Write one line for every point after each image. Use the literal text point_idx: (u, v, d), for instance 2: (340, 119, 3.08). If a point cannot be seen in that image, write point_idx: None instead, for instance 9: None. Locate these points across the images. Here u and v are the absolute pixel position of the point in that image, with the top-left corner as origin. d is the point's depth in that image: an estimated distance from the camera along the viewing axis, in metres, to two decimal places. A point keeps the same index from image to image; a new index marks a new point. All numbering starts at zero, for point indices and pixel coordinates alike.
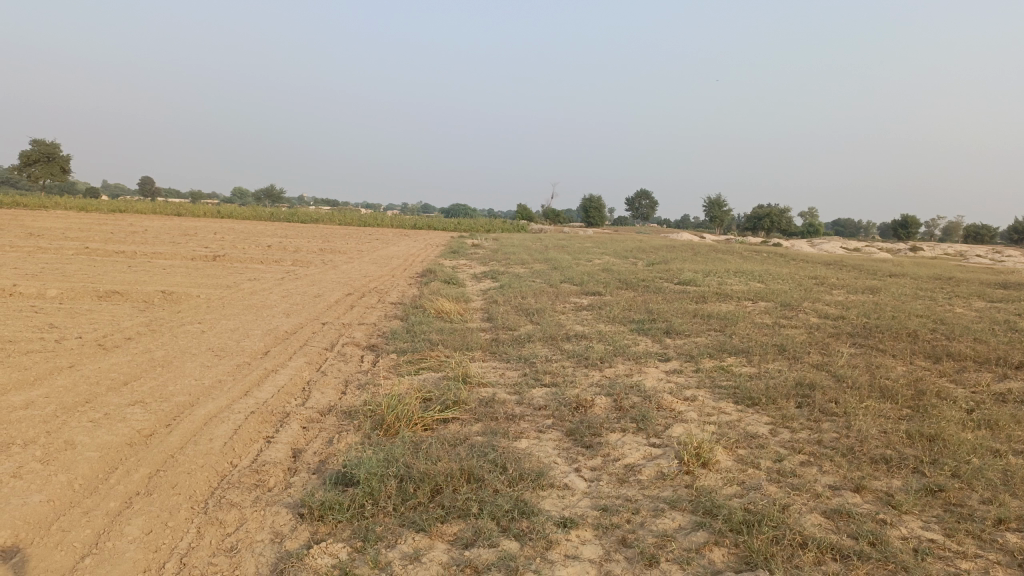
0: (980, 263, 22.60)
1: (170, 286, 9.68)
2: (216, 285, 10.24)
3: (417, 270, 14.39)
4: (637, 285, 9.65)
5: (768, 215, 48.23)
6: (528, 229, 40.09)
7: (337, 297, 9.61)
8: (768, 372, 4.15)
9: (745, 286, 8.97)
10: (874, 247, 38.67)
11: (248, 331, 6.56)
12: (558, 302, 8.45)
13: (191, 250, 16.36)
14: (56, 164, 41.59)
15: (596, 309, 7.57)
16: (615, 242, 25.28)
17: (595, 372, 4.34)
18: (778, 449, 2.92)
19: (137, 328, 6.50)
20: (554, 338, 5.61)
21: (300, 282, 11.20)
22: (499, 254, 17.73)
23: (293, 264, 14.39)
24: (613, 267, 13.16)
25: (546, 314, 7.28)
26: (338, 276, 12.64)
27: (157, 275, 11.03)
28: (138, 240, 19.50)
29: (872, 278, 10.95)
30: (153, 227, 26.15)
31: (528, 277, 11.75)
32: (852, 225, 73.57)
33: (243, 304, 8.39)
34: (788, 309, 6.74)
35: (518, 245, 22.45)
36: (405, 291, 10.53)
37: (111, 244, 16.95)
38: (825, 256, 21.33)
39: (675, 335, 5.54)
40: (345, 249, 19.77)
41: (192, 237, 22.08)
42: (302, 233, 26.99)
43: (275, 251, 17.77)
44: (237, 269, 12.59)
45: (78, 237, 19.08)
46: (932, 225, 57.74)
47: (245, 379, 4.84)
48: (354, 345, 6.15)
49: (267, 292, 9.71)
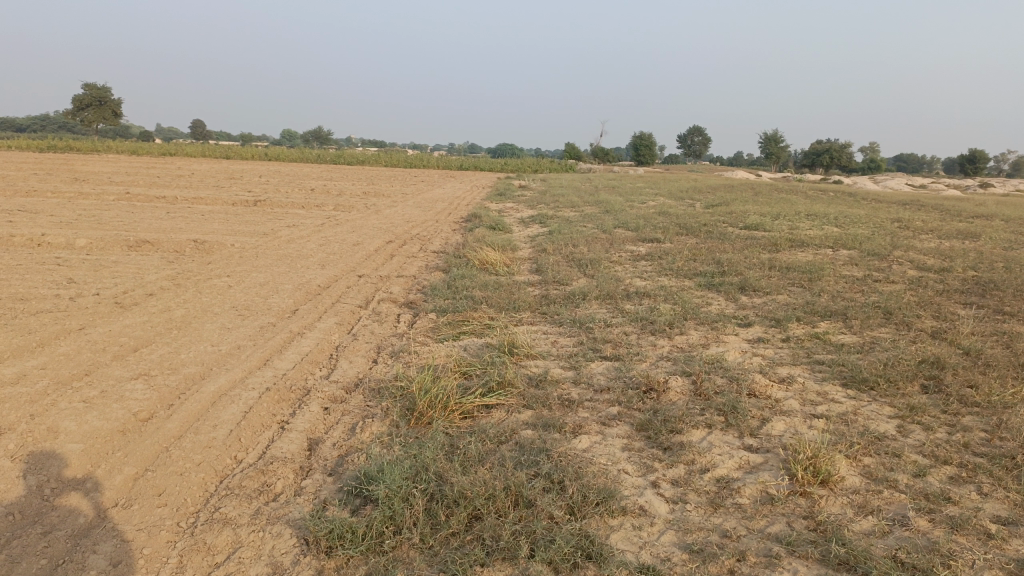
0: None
1: (205, 234, 9.26)
2: (253, 232, 9.80)
3: (463, 214, 13.76)
4: (699, 231, 8.87)
5: (828, 149, 46.03)
6: (578, 169, 38.98)
7: (377, 246, 9.06)
8: (879, 344, 3.45)
9: (820, 230, 8.12)
10: (943, 183, 36.58)
11: (278, 285, 6.05)
12: (613, 251, 7.75)
13: (234, 195, 16.01)
14: (107, 109, 41.66)
15: (657, 259, 6.86)
16: (667, 182, 24.21)
17: (665, 342, 3.70)
18: (917, 459, 2.27)
19: (161, 283, 6.04)
20: (613, 295, 4.96)
21: (340, 229, 10.67)
22: (547, 196, 16.97)
23: (335, 209, 13.87)
24: (670, 210, 12.34)
25: (601, 265, 6.60)
26: (381, 222, 12.12)
27: (195, 222, 10.62)
28: (183, 184, 19.27)
29: (960, 220, 9.95)
30: (199, 171, 25.86)
31: (579, 222, 11.02)
32: (917, 162, 70.22)
33: (278, 254, 7.90)
34: (878, 259, 5.94)
35: (567, 185, 21.68)
36: (449, 238, 9.95)
37: (154, 190, 16.69)
38: (895, 194, 19.98)
39: (753, 293, 4.82)
40: (388, 192, 19.19)
41: (238, 180, 21.84)
42: (348, 176, 26.45)
43: (319, 194, 17.32)
44: (277, 215, 12.11)
45: (124, 182, 18.86)
46: (1004, 159, 54.60)
47: (267, 344, 4.32)
48: (391, 302, 5.59)
49: (305, 240, 9.21)
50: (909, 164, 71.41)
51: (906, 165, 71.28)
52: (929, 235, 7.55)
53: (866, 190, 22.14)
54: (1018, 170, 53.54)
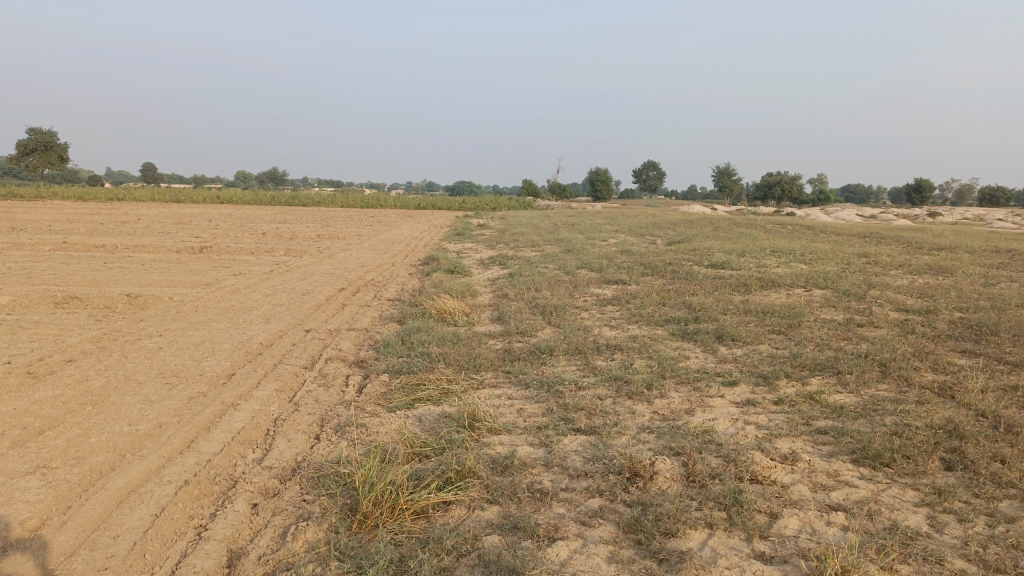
0: (1008, 228, 21.46)
1: (142, 286, 8.65)
2: (196, 282, 9.21)
3: (420, 256, 13.33)
4: (664, 271, 8.57)
5: (779, 182, 46.91)
6: (536, 205, 38.95)
7: (328, 294, 8.56)
8: (884, 407, 3.08)
9: (789, 268, 7.88)
10: (892, 213, 37.39)
11: (215, 345, 5.52)
12: (578, 294, 7.37)
13: (180, 241, 15.37)
14: (53, 154, 40.49)
15: (624, 303, 6.50)
16: (626, 217, 24.17)
17: (645, 407, 3.30)
18: (962, 565, 1.88)
19: (84, 346, 5.47)
20: (582, 349, 4.56)
21: (289, 276, 10.14)
22: (506, 235, 16.66)
23: (287, 254, 13.32)
24: (632, 247, 12.10)
25: (566, 312, 6.22)
26: (334, 266, 11.63)
27: (133, 272, 9.99)
28: (128, 231, 18.53)
29: (923, 253, 9.85)
30: (146, 216, 25.05)
31: (541, 262, 10.68)
32: (864, 192, 72.21)
33: (220, 307, 7.35)
34: (856, 301, 5.66)
35: (526, 222, 21.46)
36: (405, 283, 9.49)
37: (96, 238, 15.95)
38: (850, 226, 20.19)
39: (733, 344, 4.46)
40: (343, 234, 18.68)
41: (187, 225, 21.18)
42: (303, 218, 25.84)
43: (271, 238, 16.76)
44: (224, 263, 11.52)
45: (64, 230, 17.99)
46: (946, 188, 56.35)
47: (193, 420, 3.81)
48: (339, 361, 5.10)
49: (251, 290, 8.66)
50: (857, 195, 73.31)
51: (853, 195, 73.14)
52: (900, 272, 7.35)
53: (821, 222, 22.36)
54: (960, 199, 55.23)
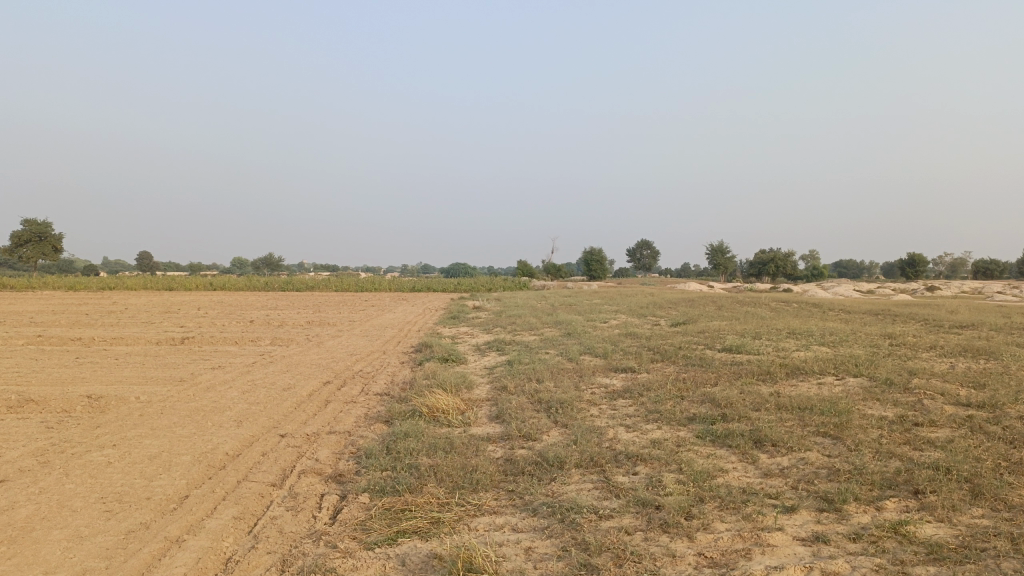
0: (1009, 300, 21.17)
1: (109, 385, 7.95)
2: (170, 379, 8.51)
3: (413, 342, 12.70)
4: (676, 356, 7.95)
5: (774, 258, 46.84)
6: (530, 286, 38.61)
7: (311, 389, 7.86)
8: (997, 546, 2.42)
9: (812, 352, 7.28)
10: (887, 288, 37.22)
11: (173, 458, 4.81)
12: (584, 385, 6.72)
13: (164, 332, 14.71)
14: (47, 244, 40.18)
15: (638, 397, 5.84)
16: (624, 296, 23.69)
17: (688, 547, 2.61)
18: None
19: (22, 462, 4.74)
20: (597, 459, 3.89)
21: (272, 368, 9.46)
22: (501, 318, 16.14)
23: (274, 343, 12.66)
24: (636, 329, 11.52)
25: (574, 408, 5.55)
26: (322, 356, 10.98)
27: (104, 369, 9.28)
28: (112, 321, 17.86)
29: (947, 332, 9.29)
30: (135, 306, 24.48)
31: (541, 348, 10.05)
32: (857, 267, 72.39)
33: (189, 409, 6.65)
34: (900, 393, 5.04)
35: (523, 304, 20.91)
36: (396, 374, 8.83)
37: (75, 330, 15.26)
38: (854, 302, 19.76)
39: (775, 454, 3.79)
40: (335, 320, 18.06)
41: (174, 314, 20.58)
42: (294, 304, 25.31)
43: (260, 327, 16.14)
44: (204, 355, 10.84)
45: (45, 322, 17.35)
46: (940, 262, 56.48)
47: (126, 566, 3.09)
48: (314, 476, 4.39)
49: (227, 386, 7.96)
50: (850, 270, 73.69)
51: (846, 271, 73.36)
52: (934, 356, 6.76)
53: (820, 299, 22.03)
54: (952, 272, 55.37)
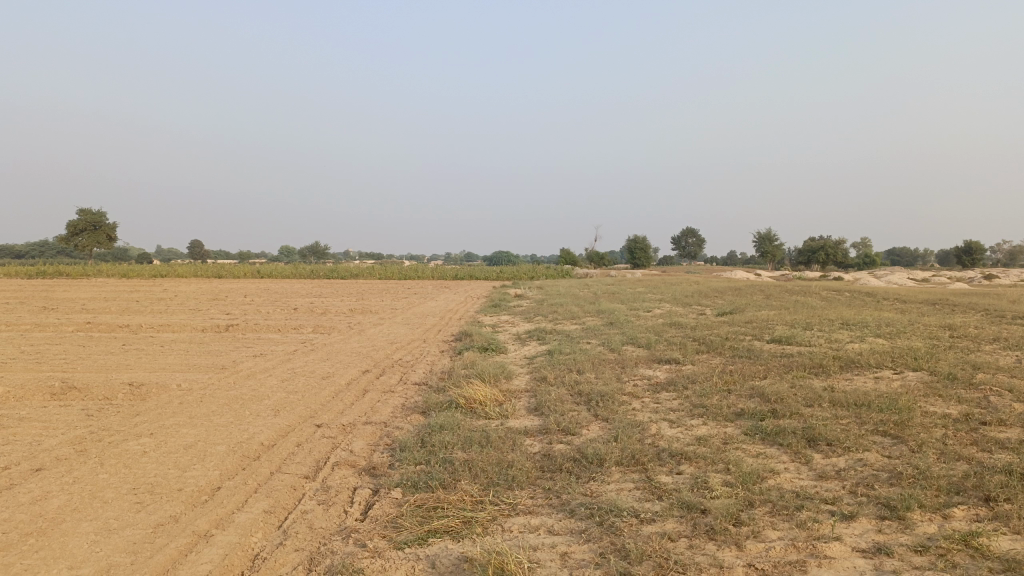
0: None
1: (152, 372, 8.01)
2: (211, 367, 8.55)
3: (453, 331, 12.63)
4: (722, 347, 7.70)
5: (823, 246, 45.76)
6: (573, 274, 38.29)
7: (350, 378, 7.81)
8: None
9: (866, 344, 6.97)
10: (943, 276, 36.05)
11: (207, 449, 4.76)
12: (627, 377, 6.53)
13: (209, 319, 14.89)
14: (102, 233, 41.23)
15: (682, 390, 5.62)
16: (668, 284, 23.31)
17: (737, 558, 2.42)
18: None
19: (60, 451, 4.74)
20: (639, 457, 3.70)
21: (312, 357, 9.45)
22: (543, 307, 15.96)
23: (316, 331, 12.71)
24: (681, 319, 11.25)
25: (615, 401, 5.37)
26: (363, 344, 10.97)
27: (149, 356, 9.38)
28: (161, 309, 18.18)
29: (1010, 323, 8.85)
30: (185, 293, 24.94)
31: (582, 337, 9.87)
32: (910, 254, 70.40)
33: (227, 397, 6.64)
34: (964, 389, 4.74)
35: (566, 293, 20.71)
36: (435, 363, 8.74)
37: (124, 317, 15.56)
38: (908, 291, 19.13)
39: (830, 454, 3.56)
40: (377, 308, 18.12)
41: (221, 302, 20.87)
42: (338, 292, 25.49)
43: (303, 314, 16.25)
44: (246, 343, 10.91)
45: (96, 309, 17.74)
46: (998, 249, 54.51)
47: (151, 562, 3.02)
48: (348, 469, 4.29)
49: (267, 375, 7.96)
50: (902, 258, 71.63)
51: (898, 259, 71.43)
52: (999, 349, 6.40)
53: (871, 287, 21.35)
54: (1012, 260, 53.36)
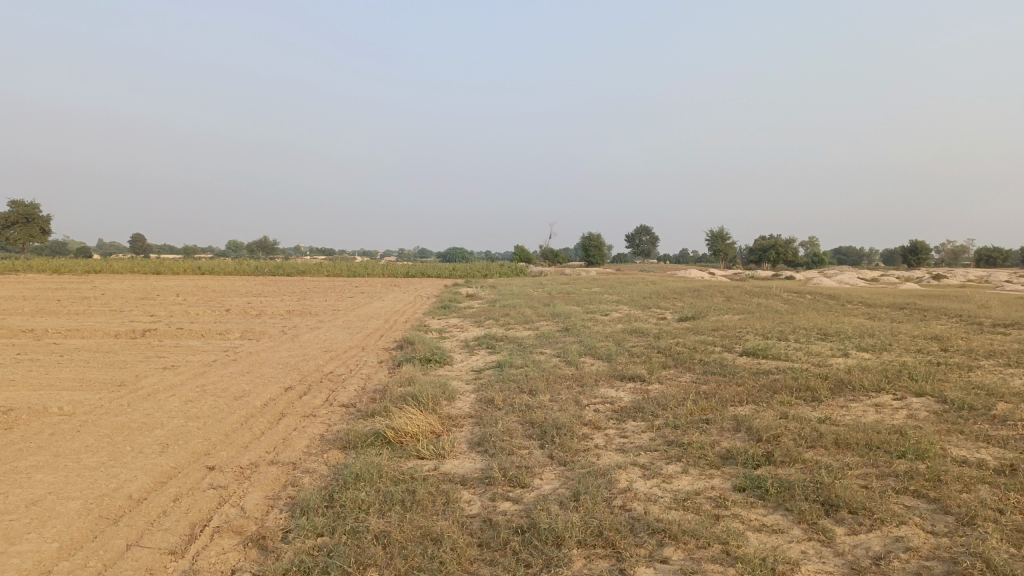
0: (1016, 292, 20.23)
1: (33, 391, 6.82)
2: (110, 383, 7.40)
3: (396, 337, 11.60)
4: (692, 361, 6.87)
5: (774, 245, 45.88)
6: (527, 272, 37.34)
7: (267, 398, 6.74)
8: None
9: (853, 360, 6.21)
10: (890, 277, 36.24)
11: (55, 506, 3.70)
12: (585, 400, 5.64)
13: (129, 323, 13.54)
14: (33, 226, 38.81)
15: (652, 420, 4.74)
16: (624, 285, 22.52)
17: None
18: None
19: None
20: (610, 533, 2.79)
21: (231, 369, 8.35)
22: (494, 309, 15.05)
23: (244, 337, 11.56)
24: (642, 325, 10.44)
25: (574, 435, 4.47)
26: (293, 353, 9.89)
27: (40, 369, 8.16)
28: (81, 309, 16.67)
29: (994, 332, 8.24)
30: (115, 291, 23.25)
31: (536, 346, 8.97)
32: (855, 254, 71.82)
33: (113, 425, 5.55)
34: (989, 426, 3.97)
35: (518, 293, 19.74)
36: (370, 377, 7.74)
37: (33, 319, 14.10)
38: (867, 293, 18.69)
39: (858, 531, 2.72)
40: (318, 309, 16.95)
41: (151, 301, 19.46)
42: (282, 291, 24.12)
43: (236, 317, 15.00)
44: (162, 352, 9.72)
45: (7, 310, 16.13)
46: (941, 249, 55.50)
47: None
48: (230, 539, 3.30)
49: (171, 394, 6.85)
50: (849, 257, 72.85)
51: (845, 258, 72.59)
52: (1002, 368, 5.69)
53: (828, 288, 20.98)
54: (954, 260, 54.37)
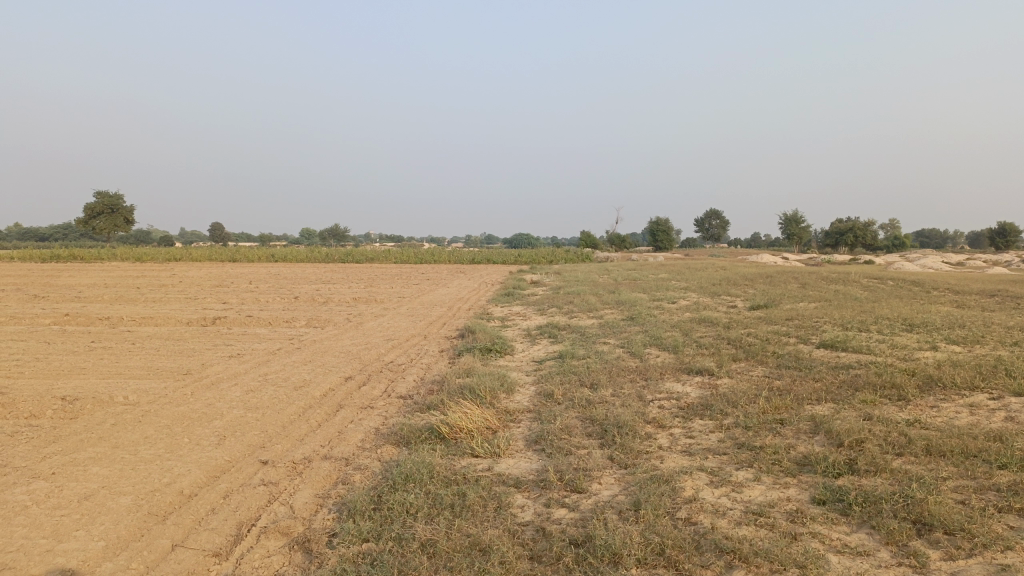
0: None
1: (102, 380, 6.96)
2: (176, 371, 7.50)
3: (459, 325, 11.50)
4: (764, 353, 6.50)
5: (851, 228, 44.08)
6: (593, 257, 36.90)
7: (326, 388, 6.70)
8: None
9: (943, 355, 5.74)
10: (978, 260, 34.32)
11: (107, 502, 3.68)
12: (650, 395, 5.37)
13: (201, 310, 13.85)
14: (118, 216, 40.38)
15: (720, 419, 4.45)
16: (692, 271, 21.90)
17: None
18: None
19: None
20: (672, 552, 2.55)
21: (293, 358, 8.37)
22: (558, 296, 14.80)
23: (309, 325, 11.65)
24: (712, 313, 10.03)
25: (636, 435, 4.21)
26: (356, 341, 9.89)
27: (112, 357, 8.36)
28: (158, 297, 17.19)
29: None
30: (192, 279, 23.96)
31: (599, 335, 8.70)
32: (938, 236, 68.51)
33: (174, 415, 5.59)
34: None
35: (583, 279, 19.42)
36: (429, 368, 7.63)
37: (112, 306, 14.60)
38: (953, 278, 17.62)
39: (955, 557, 2.40)
40: (383, 296, 17.05)
41: (225, 288, 19.92)
42: (349, 278, 24.41)
43: (304, 304, 15.20)
44: (229, 340, 9.86)
45: (90, 298, 16.76)
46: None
47: None
48: (276, 541, 3.19)
49: (233, 383, 6.89)
50: (933, 240, 69.48)
51: (929, 241, 69.31)
52: None
53: (910, 273, 19.87)
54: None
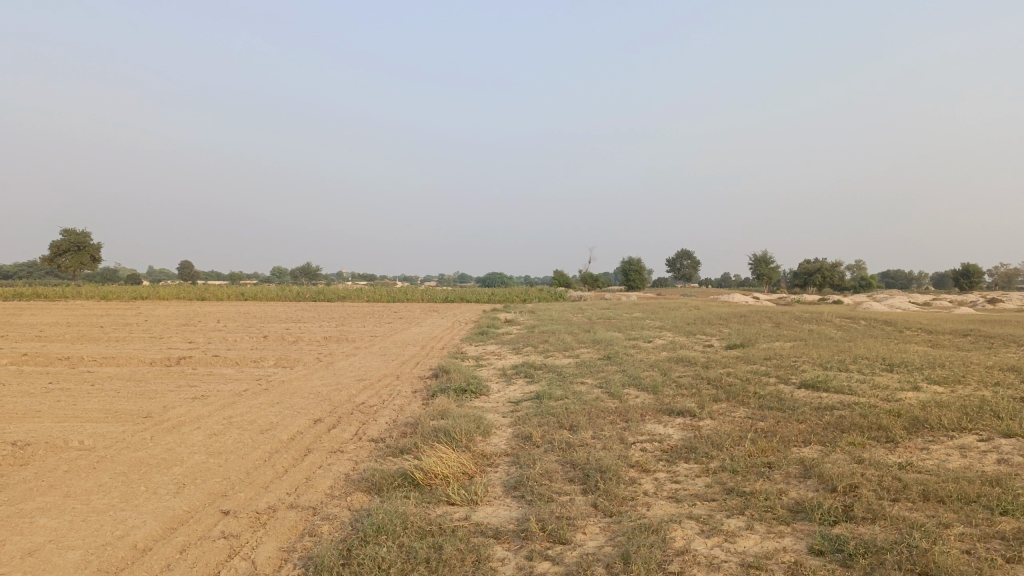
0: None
1: (57, 423, 6.62)
2: (136, 414, 7.17)
3: (432, 365, 11.27)
4: (745, 394, 6.38)
5: (820, 268, 44.68)
6: (566, 296, 36.87)
7: (294, 431, 6.43)
8: None
9: (926, 395, 5.66)
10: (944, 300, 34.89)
11: (52, 558, 3.40)
12: (631, 437, 5.20)
13: (166, 350, 13.46)
14: (85, 254, 39.58)
15: (706, 463, 4.28)
16: (666, 310, 21.90)
17: None
18: None
19: None
20: None
21: (261, 400, 8.08)
22: (533, 335, 14.63)
23: (278, 365, 11.33)
24: (689, 353, 9.93)
25: (620, 480, 4.03)
26: (326, 382, 9.61)
27: (69, 399, 8.00)
28: (122, 336, 16.71)
29: None
30: (159, 318, 23.41)
31: (576, 375, 8.53)
32: (903, 277, 69.80)
33: (131, 461, 5.29)
34: None
35: (557, 319, 19.30)
36: (402, 409, 7.39)
37: (74, 346, 14.13)
38: (923, 317, 17.78)
39: None
40: (355, 336, 16.76)
41: (193, 327, 19.46)
42: (321, 317, 24.04)
43: (273, 344, 14.85)
44: (194, 380, 9.52)
45: (50, 337, 16.23)
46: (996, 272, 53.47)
47: None
48: None
49: (196, 427, 6.59)
50: (899, 281, 70.71)
51: (894, 281, 70.54)
52: None
53: (880, 313, 20.04)
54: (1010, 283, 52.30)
